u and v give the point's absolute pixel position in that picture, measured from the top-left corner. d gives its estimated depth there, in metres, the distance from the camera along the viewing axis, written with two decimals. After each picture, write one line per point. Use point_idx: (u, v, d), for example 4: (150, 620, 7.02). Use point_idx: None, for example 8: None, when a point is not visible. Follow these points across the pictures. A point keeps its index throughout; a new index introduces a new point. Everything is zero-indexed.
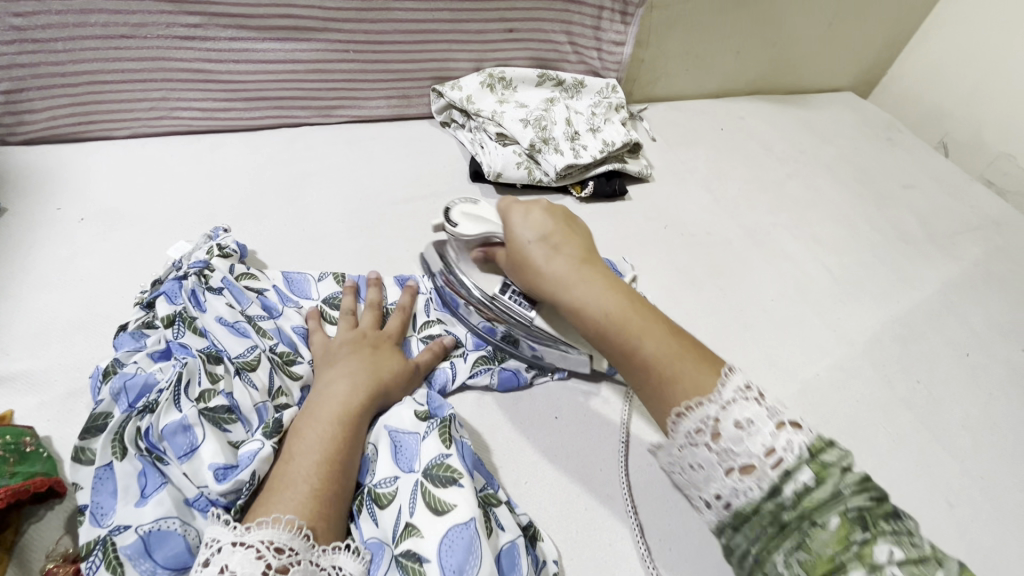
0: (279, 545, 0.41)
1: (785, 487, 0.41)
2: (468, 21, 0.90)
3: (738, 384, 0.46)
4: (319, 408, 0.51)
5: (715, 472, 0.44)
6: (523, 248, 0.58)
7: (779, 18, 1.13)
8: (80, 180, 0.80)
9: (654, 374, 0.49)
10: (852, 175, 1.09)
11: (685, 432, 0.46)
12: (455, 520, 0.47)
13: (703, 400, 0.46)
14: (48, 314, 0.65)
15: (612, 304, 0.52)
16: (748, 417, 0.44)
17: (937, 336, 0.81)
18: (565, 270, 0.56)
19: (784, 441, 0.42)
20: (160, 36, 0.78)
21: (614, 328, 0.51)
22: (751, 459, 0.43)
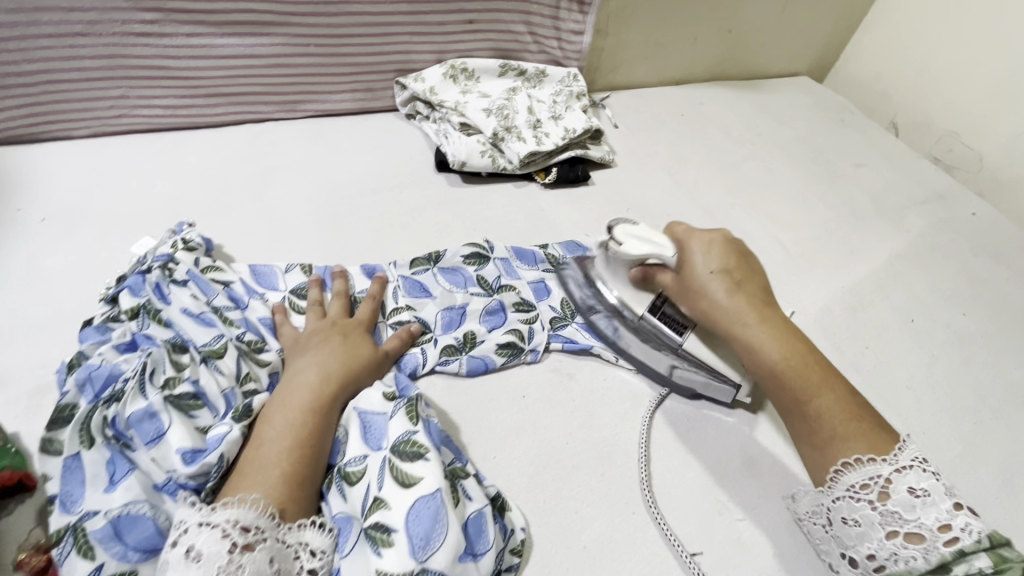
0: (245, 525, 0.43)
1: (955, 566, 0.45)
2: (428, 13, 0.92)
3: (915, 455, 0.50)
4: (290, 395, 0.53)
5: (874, 532, 0.49)
6: (715, 291, 0.62)
7: (733, 5, 1.16)
8: (39, 180, 0.79)
9: (828, 431, 0.54)
10: (807, 156, 1.14)
11: (847, 485, 0.51)
12: (422, 492, 0.49)
13: (878, 460, 0.51)
14: (10, 314, 0.64)
15: (788, 351, 0.58)
16: (923, 488, 0.48)
17: (884, 304, 0.86)
18: (741, 306, 0.61)
19: (961, 523, 0.46)
20: (115, 33, 0.78)
21: (791, 375, 0.57)
22: (919, 529, 0.47)
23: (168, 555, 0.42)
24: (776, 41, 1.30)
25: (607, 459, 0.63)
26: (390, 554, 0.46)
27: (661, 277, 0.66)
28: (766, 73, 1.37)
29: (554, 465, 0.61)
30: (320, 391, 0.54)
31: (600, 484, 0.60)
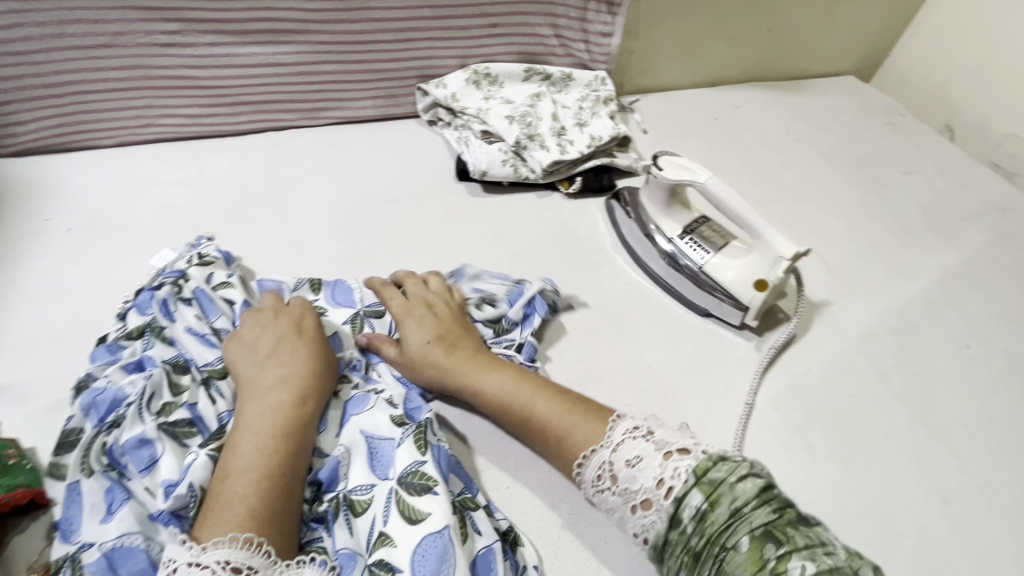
0: (237, 564, 0.40)
1: (681, 514, 0.45)
2: (450, 18, 0.89)
3: (629, 427, 0.52)
4: (255, 420, 0.50)
5: (625, 512, 0.49)
6: (412, 343, 0.62)
7: (773, 3, 1.10)
8: (67, 191, 0.80)
9: (553, 435, 0.56)
10: (851, 163, 1.07)
11: (592, 475, 0.52)
12: (428, 529, 0.47)
13: (600, 447, 0.52)
14: (34, 326, 0.66)
15: (499, 386, 0.60)
16: (637, 454, 0.49)
17: (935, 328, 0.79)
18: (462, 363, 0.61)
19: (672, 469, 0.47)
20: (139, 44, 0.78)
21: (512, 406, 0.59)
22: (647, 494, 0.48)
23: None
24: (819, 39, 1.23)
25: None
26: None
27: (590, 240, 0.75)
28: (807, 73, 1.30)
29: (569, 498, 0.58)
30: (287, 411, 0.51)
31: (619, 520, 0.57)
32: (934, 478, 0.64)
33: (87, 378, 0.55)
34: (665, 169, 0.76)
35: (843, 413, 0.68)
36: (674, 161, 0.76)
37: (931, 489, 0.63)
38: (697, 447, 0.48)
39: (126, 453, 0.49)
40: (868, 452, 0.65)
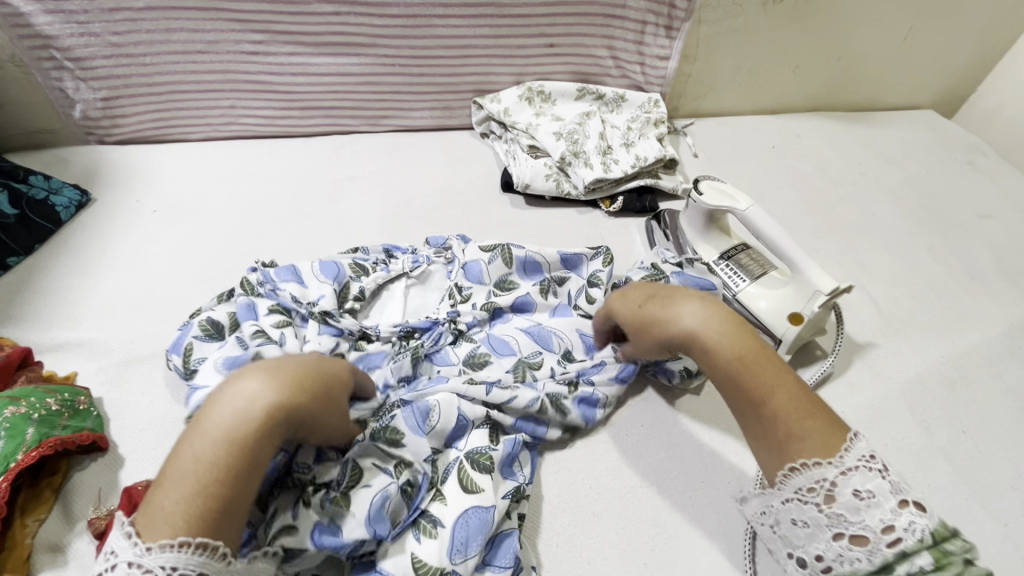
0: (183, 572, 0.37)
1: (898, 568, 0.39)
2: (508, 36, 0.93)
3: (862, 451, 0.43)
4: (219, 425, 0.40)
5: (821, 533, 0.43)
6: (625, 302, 0.60)
7: (844, 31, 1.06)
8: (157, 177, 0.91)
9: (784, 429, 0.46)
10: (918, 201, 1.01)
11: (795, 487, 0.45)
12: (476, 502, 0.53)
13: (824, 460, 0.44)
14: (115, 292, 0.75)
15: (742, 346, 0.49)
16: (870, 489, 0.42)
17: (996, 384, 0.73)
18: (696, 318, 0.52)
19: (905, 522, 0.40)
20: (229, 51, 0.87)
21: (746, 372, 0.48)
22: (864, 531, 0.41)
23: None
24: (894, 71, 1.17)
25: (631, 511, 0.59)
26: (430, 544, 0.51)
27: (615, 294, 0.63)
28: (879, 106, 1.24)
29: (572, 509, 0.59)
30: (248, 414, 0.41)
31: (620, 536, 0.57)
32: (973, 544, 0.59)
33: (193, 343, 0.64)
34: (705, 195, 0.76)
35: None
36: (717, 187, 0.75)
37: None
38: (930, 504, 0.41)
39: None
40: None
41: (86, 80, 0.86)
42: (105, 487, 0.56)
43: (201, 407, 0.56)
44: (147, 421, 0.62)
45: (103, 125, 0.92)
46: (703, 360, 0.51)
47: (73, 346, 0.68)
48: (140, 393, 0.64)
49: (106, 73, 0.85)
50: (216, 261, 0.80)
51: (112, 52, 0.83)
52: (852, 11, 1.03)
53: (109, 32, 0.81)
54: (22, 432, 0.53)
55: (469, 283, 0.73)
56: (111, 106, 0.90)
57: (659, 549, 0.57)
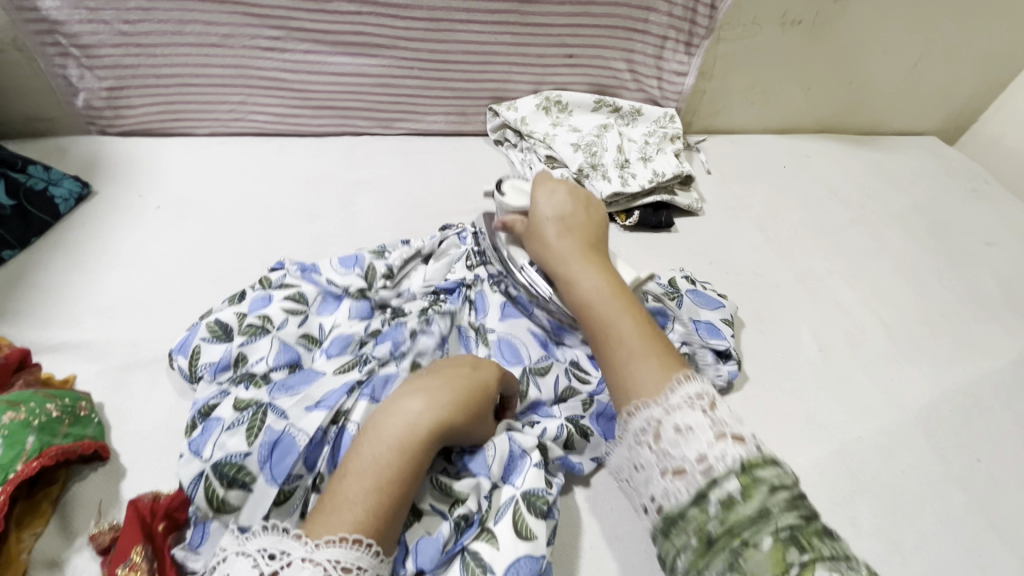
0: (346, 564, 0.40)
1: (710, 494, 0.40)
2: (529, 45, 0.92)
3: (688, 392, 0.45)
4: (384, 420, 0.47)
5: (653, 473, 0.44)
6: (542, 210, 0.64)
7: (858, 55, 1.07)
8: (162, 173, 0.87)
9: (626, 350, 0.51)
10: (926, 227, 1.02)
11: (631, 429, 0.47)
12: (529, 551, 0.49)
13: (650, 402, 0.46)
14: (118, 292, 0.71)
15: (595, 287, 0.57)
16: (687, 423, 0.43)
17: (1007, 413, 0.74)
18: (578, 261, 0.60)
19: (718, 451, 0.41)
20: (244, 46, 0.84)
21: (597, 304, 0.55)
22: (683, 463, 0.42)
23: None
24: (901, 98, 1.19)
25: (653, 536, 0.57)
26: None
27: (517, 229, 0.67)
28: (885, 130, 1.26)
29: (595, 533, 0.57)
30: (418, 428, 0.47)
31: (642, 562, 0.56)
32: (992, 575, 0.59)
33: (201, 345, 0.62)
34: (506, 195, 0.68)
35: (893, 488, 0.65)
36: (517, 185, 0.69)
37: None
38: (750, 438, 0.43)
39: (251, 458, 0.50)
40: (917, 533, 0.61)
41: (91, 68, 0.83)
42: (108, 497, 0.54)
43: (209, 439, 0.51)
44: (150, 429, 0.59)
45: (107, 115, 0.89)
46: (570, 289, 0.58)
47: (72, 347, 0.65)
48: (143, 399, 0.61)
49: (113, 61, 0.82)
50: (224, 261, 0.77)
51: (121, 41, 0.80)
52: (867, 37, 1.05)
53: (120, 20, 0.78)
54: (21, 441, 0.50)
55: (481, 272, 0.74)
56: (116, 96, 0.87)
57: None
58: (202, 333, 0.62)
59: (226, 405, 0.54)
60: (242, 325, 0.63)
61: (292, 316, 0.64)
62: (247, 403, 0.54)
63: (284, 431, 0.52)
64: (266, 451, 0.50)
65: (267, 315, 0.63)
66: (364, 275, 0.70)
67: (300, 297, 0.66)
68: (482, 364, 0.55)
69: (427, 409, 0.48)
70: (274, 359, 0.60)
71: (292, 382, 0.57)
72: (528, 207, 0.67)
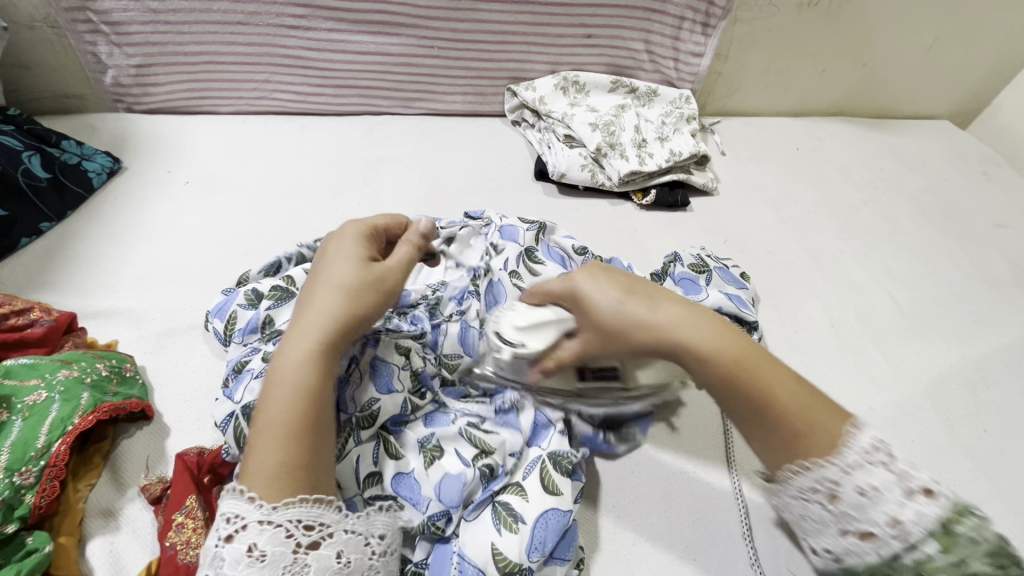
0: (308, 522, 0.41)
1: (906, 558, 0.39)
2: (548, 25, 0.93)
3: (864, 446, 0.42)
4: (287, 376, 0.44)
5: (828, 530, 0.42)
6: (600, 301, 0.48)
7: (873, 37, 1.08)
8: (189, 149, 0.89)
9: (789, 428, 0.43)
10: (938, 208, 1.03)
11: (799, 488, 0.42)
12: (556, 504, 0.52)
13: (826, 462, 0.42)
14: (152, 263, 0.74)
15: (735, 347, 0.45)
16: (874, 484, 0.40)
17: (1013, 386, 0.76)
18: (679, 318, 0.46)
19: (912, 514, 0.39)
20: (269, 24, 0.86)
21: (741, 375, 0.44)
22: (872, 527, 0.40)
23: (225, 548, 0.39)
24: (915, 81, 1.19)
25: (671, 497, 0.60)
26: (510, 537, 0.50)
27: (575, 350, 0.51)
28: (898, 113, 1.27)
29: (616, 492, 0.60)
30: (319, 357, 0.45)
31: (660, 520, 0.58)
32: None
33: (238, 311, 0.64)
34: (525, 341, 0.52)
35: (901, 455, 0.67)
36: (520, 324, 0.53)
37: None
38: (938, 488, 0.41)
39: None
40: None
41: (120, 45, 0.85)
42: (152, 452, 0.56)
43: (241, 384, 0.54)
44: (190, 391, 0.62)
45: (134, 93, 0.91)
46: (689, 353, 0.45)
47: (112, 313, 0.67)
48: (182, 363, 0.64)
49: (142, 39, 0.84)
50: (253, 235, 0.80)
51: (150, 19, 0.82)
52: (882, 18, 1.05)
53: None
54: (76, 396, 0.52)
55: (505, 243, 0.71)
56: (144, 74, 0.89)
57: (700, 531, 0.58)
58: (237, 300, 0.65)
59: (256, 358, 0.58)
60: (267, 288, 0.65)
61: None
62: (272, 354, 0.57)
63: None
64: None
65: (292, 277, 0.65)
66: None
67: None
68: (348, 247, 0.51)
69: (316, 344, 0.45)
70: None
71: None
72: (558, 329, 0.52)
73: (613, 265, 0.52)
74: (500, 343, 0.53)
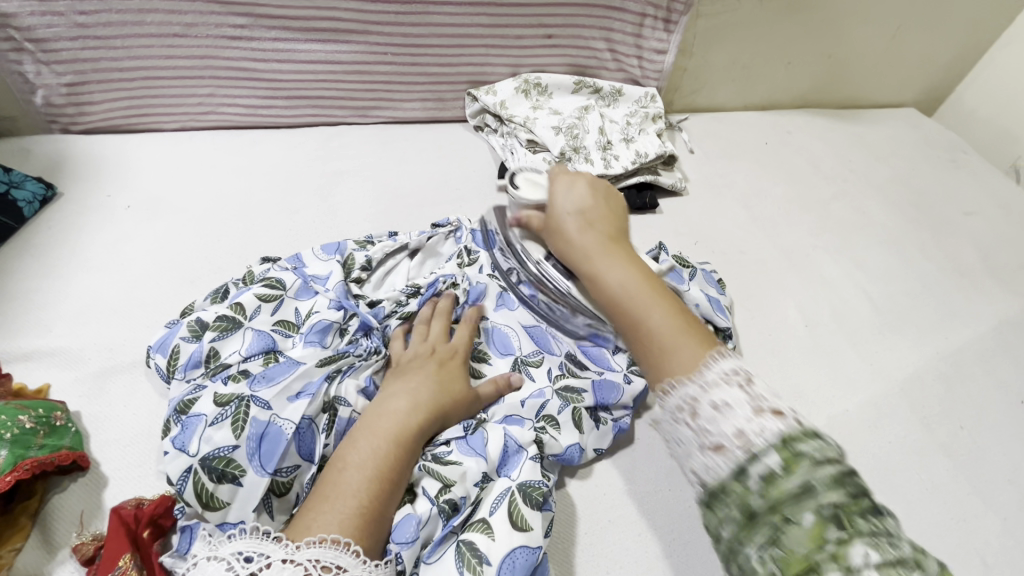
0: (325, 564, 0.42)
1: (750, 468, 0.40)
2: (505, 26, 0.90)
3: (725, 369, 0.46)
4: (375, 428, 0.52)
5: (694, 449, 0.44)
6: (559, 203, 0.67)
7: (837, 27, 1.07)
8: (130, 171, 0.84)
9: (657, 343, 0.51)
10: (908, 198, 1.03)
11: (671, 406, 0.47)
12: (524, 541, 0.49)
13: (686, 380, 0.47)
14: (90, 296, 0.69)
15: (626, 283, 0.57)
16: (725, 399, 0.44)
17: (988, 379, 0.75)
18: (592, 245, 0.62)
19: (758, 427, 0.41)
20: (209, 35, 0.82)
21: (624, 304, 0.55)
22: (722, 440, 0.42)
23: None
24: (881, 70, 1.19)
25: (646, 518, 0.58)
26: None
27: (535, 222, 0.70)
28: (865, 103, 1.26)
29: (589, 516, 0.57)
30: (408, 421, 0.53)
31: (635, 545, 0.56)
32: (975, 537, 0.60)
33: (181, 345, 0.60)
34: (520, 188, 0.73)
35: (880, 458, 0.65)
36: (530, 176, 0.74)
37: (971, 547, 0.59)
38: (790, 412, 0.43)
39: (240, 451, 0.50)
40: (904, 500, 0.62)
41: (49, 63, 0.80)
42: (87, 507, 0.52)
43: (194, 434, 0.51)
44: (130, 435, 0.57)
45: (69, 113, 0.86)
46: (603, 280, 0.59)
47: (44, 355, 0.63)
48: (122, 405, 0.59)
49: (71, 56, 0.79)
50: (200, 260, 0.75)
51: (78, 34, 0.77)
52: (845, 8, 1.04)
53: (76, 12, 0.75)
54: None
55: (479, 248, 0.75)
56: (77, 92, 0.83)
57: (677, 553, 0.56)
58: (180, 332, 0.61)
59: (205, 400, 0.53)
60: (212, 317, 0.61)
61: (264, 304, 0.63)
62: (227, 398, 0.53)
63: (270, 422, 0.52)
64: (254, 444, 0.51)
65: (240, 304, 0.62)
66: (344, 262, 0.70)
67: (273, 281, 0.65)
68: (433, 330, 0.63)
69: (409, 406, 0.54)
70: (248, 350, 0.59)
71: (271, 372, 0.56)
72: (542, 200, 0.71)
73: (611, 193, 0.71)
74: (508, 180, 0.76)
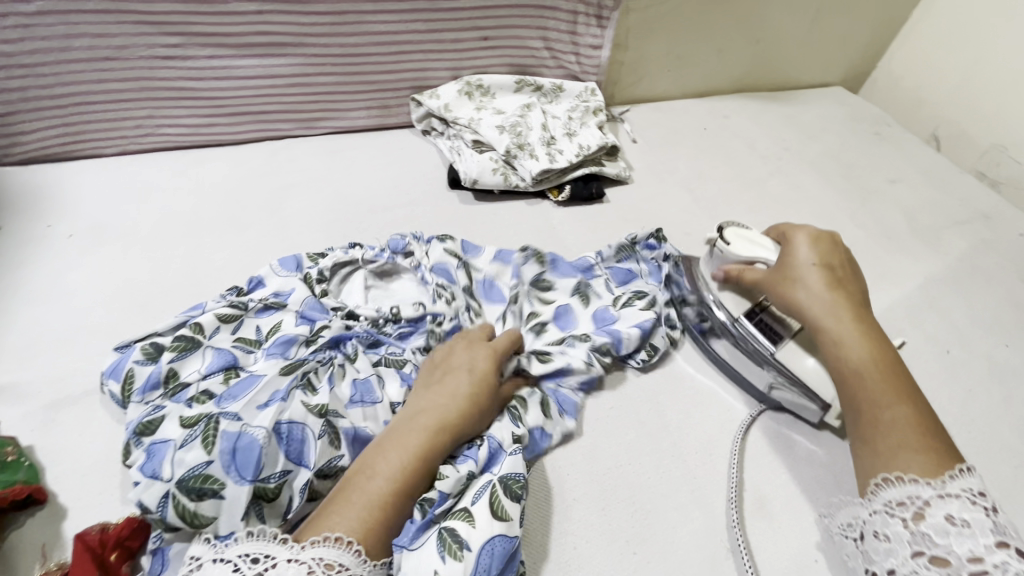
0: (329, 561, 0.43)
1: None
2: (442, 31, 0.92)
3: (970, 485, 0.47)
4: (404, 441, 0.53)
5: (901, 549, 0.46)
6: (802, 256, 0.65)
7: (761, 14, 1.12)
8: (71, 200, 0.83)
9: (894, 430, 0.52)
10: (837, 171, 1.09)
11: (885, 499, 0.49)
12: (503, 530, 0.51)
13: (922, 481, 0.48)
14: (35, 328, 0.68)
15: (872, 352, 0.57)
16: (964, 517, 0.45)
17: (917, 332, 0.81)
18: (848, 314, 0.60)
19: (998, 561, 0.42)
20: (141, 56, 0.81)
21: (869, 370, 0.56)
22: (948, 555, 0.43)
23: None
24: (805, 52, 1.25)
25: (609, 492, 0.61)
26: (454, 564, 0.48)
27: (750, 275, 0.68)
28: (795, 84, 1.33)
29: (553, 497, 0.60)
30: (433, 437, 0.54)
31: (601, 519, 0.59)
32: None
33: (135, 368, 0.59)
34: (732, 244, 0.69)
35: None
36: (743, 234, 0.70)
37: None
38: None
39: (214, 465, 0.49)
40: None
41: None
42: (47, 539, 0.52)
43: (163, 460, 0.50)
44: (88, 464, 0.57)
45: None
46: (833, 357, 0.59)
47: None
48: (77, 435, 0.59)
49: None
50: (151, 284, 0.75)
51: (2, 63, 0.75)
52: None
53: None
54: None
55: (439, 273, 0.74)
56: (5, 123, 0.81)
57: (640, 522, 0.59)
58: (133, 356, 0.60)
59: (170, 425, 0.53)
60: (167, 338, 0.61)
61: (225, 324, 0.64)
62: (195, 420, 0.53)
63: (241, 432, 0.51)
64: (229, 455, 0.50)
65: (198, 326, 0.62)
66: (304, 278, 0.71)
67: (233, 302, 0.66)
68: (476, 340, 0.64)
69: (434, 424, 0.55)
70: (207, 368, 0.59)
71: (237, 390, 0.56)
72: (760, 258, 0.68)
73: (837, 241, 0.67)
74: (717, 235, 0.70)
